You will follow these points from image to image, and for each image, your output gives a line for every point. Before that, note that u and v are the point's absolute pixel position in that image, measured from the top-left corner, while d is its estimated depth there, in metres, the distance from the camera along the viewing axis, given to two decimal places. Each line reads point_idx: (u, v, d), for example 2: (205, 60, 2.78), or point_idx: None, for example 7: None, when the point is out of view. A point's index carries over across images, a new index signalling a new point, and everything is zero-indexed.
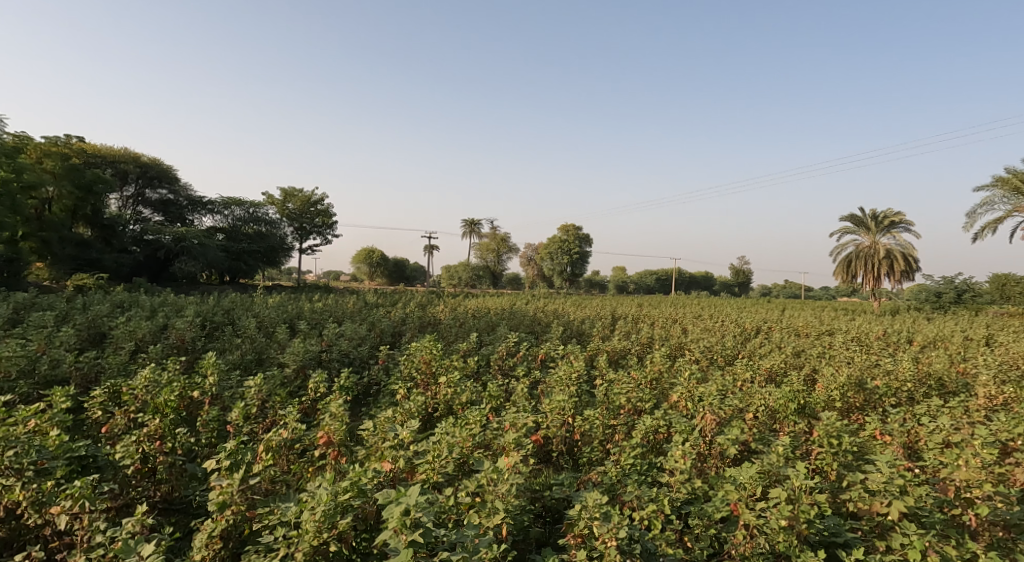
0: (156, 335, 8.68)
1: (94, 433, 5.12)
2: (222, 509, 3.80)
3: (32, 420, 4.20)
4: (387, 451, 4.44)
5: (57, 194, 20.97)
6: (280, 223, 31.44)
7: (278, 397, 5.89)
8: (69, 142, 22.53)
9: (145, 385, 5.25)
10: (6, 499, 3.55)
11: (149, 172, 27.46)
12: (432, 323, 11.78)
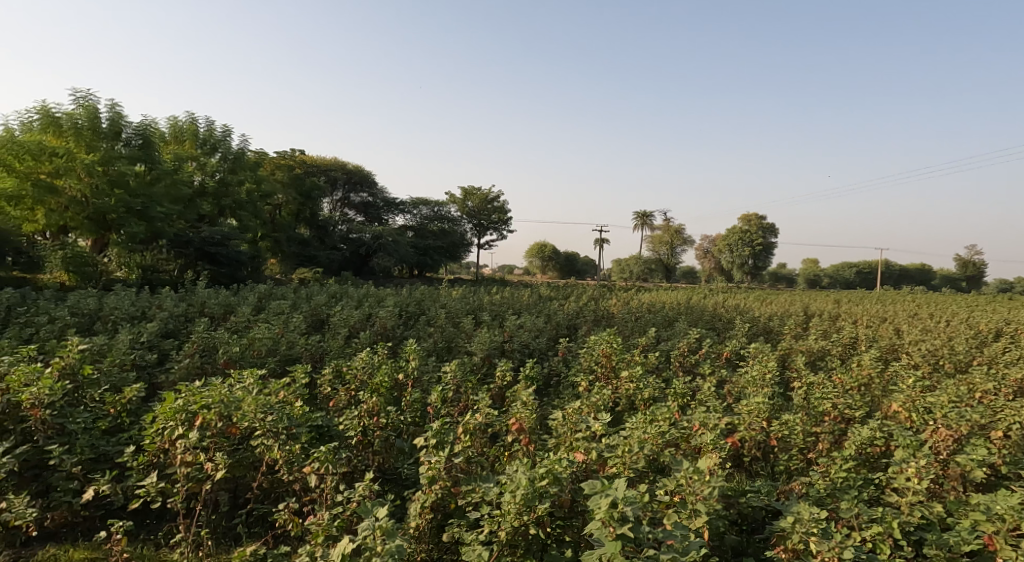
0: (364, 322, 9.78)
1: (324, 406, 5.94)
2: (431, 482, 4.14)
3: (282, 392, 4.93)
4: (579, 441, 4.51)
5: (285, 200, 24.70)
6: (461, 220, 33.61)
7: (470, 382, 6.31)
8: (293, 155, 26.31)
9: (363, 366, 5.97)
10: (269, 456, 4.18)
11: (353, 178, 31.03)
12: (607, 316, 11.75)
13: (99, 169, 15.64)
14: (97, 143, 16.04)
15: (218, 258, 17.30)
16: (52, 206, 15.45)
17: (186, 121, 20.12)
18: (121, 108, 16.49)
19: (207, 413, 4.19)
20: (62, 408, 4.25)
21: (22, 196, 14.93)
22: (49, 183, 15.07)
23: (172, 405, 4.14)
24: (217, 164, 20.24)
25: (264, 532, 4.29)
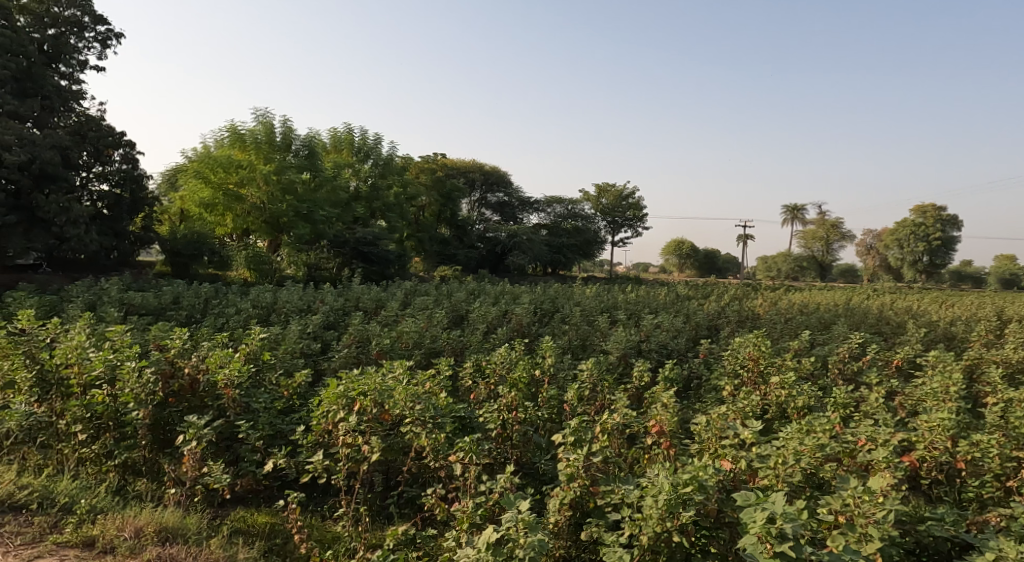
0: (501, 319, 10.04)
1: (466, 398, 6.17)
2: (570, 480, 4.13)
3: (428, 383, 5.19)
4: (727, 449, 4.24)
5: (428, 202, 26.15)
6: (595, 218, 33.36)
7: (606, 381, 6.20)
8: (436, 158, 27.77)
9: (501, 361, 6.11)
10: (417, 443, 4.41)
11: (490, 178, 32.08)
12: (753, 317, 10.98)
13: (274, 178, 17.71)
14: (272, 155, 18.29)
15: (371, 257, 18.61)
16: (239, 212, 17.85)
17: (343, 131, 22.04)
18: (292, 124, 18.64)
19: (363, 399, 4.49)
20: (248, 388, 4.82)
21: (215, 203, 17.29)
22: (237, 192, 17.43)
23: (335, 390, 4.52)
24: (369, 170, 21.98)
25: (413, 514, 4.57)
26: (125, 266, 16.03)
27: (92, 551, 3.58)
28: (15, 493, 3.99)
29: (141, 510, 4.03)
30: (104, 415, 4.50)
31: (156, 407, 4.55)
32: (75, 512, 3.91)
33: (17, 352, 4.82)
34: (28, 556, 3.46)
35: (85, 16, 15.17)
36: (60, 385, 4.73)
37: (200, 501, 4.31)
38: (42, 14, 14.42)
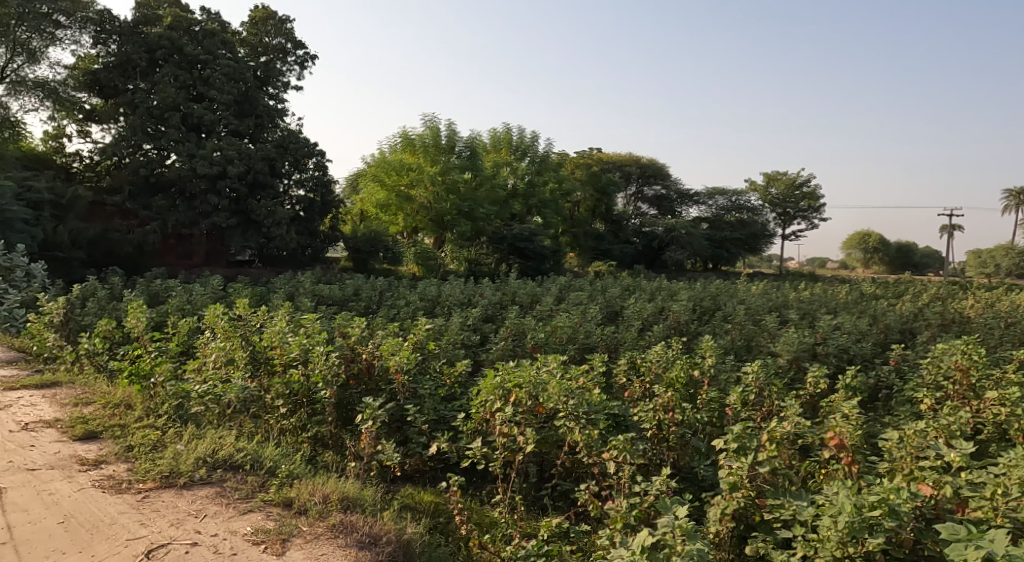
0: (657, 316, 9.72)
1: (620, 395, 6.05)
2: (732, 489, 3.85)
3: (581, 378, 5.16)
4: (927, 473, 3.66)
5: (583, 197, 26.16)
6: (762, 210, 30.95)
7: (776, 386, 5.68)
8: (592, 153, 27.63)
9: (657, 360, 5.90)
10: (570, 438, 4.41)
11: (647, 171, 31.18)
12: (961, 322, 9.40)
13: (439, 178, 18.81)
14: (438, 157, 19.45)
15: (527, 252, 19.31)
16: (409, 212, 19.38)
17: (502, 131, 22.82)
18: (456, 126, 19.64)
19: (518, 391, 4.60)
20: (415, 375, 5.19)
21: (389, 204, 19.04)
22: (407, 193, 18.92)
23: (492, 381, 4.69)
24: (526, 168, 22.54)
25: (568, 508, 4.62)
26: (317, 262, 18.21)
27: (289, 510, 4.09)
28: (233, 453, 4.69)
29: (328, 478, 4.51)
30: (299, 392, 5.13)
31: (340, 387, 5.07)
32: (277, 475, 4.49)
33: (236, 335, 5.67)
34: (242, 508, 4.05)
35: (288, 42, 17.41)
36: (266, 363, 5.49)
37: (375, 475, 4.72)
38: (256, 45, 16.89)
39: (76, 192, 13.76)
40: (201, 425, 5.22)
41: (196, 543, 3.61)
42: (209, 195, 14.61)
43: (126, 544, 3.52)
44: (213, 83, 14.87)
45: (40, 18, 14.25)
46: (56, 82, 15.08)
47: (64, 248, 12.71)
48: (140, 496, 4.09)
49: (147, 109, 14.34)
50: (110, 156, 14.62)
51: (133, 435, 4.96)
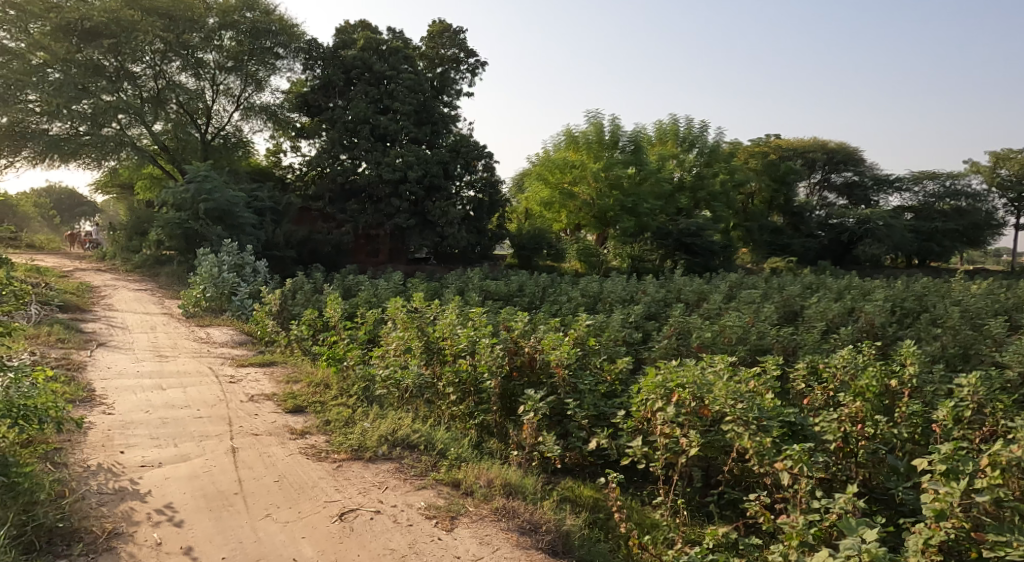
0: (845, 317, 8.70)
1: (798, 403, 5.53)
2: (939, 518, 3.30)
3: (752, 381, 4.80)
4: None
5: (758, 188, 24.26)
6: (987, 195, 26.18)
7: (1002, 403, 4.76)
8: (769, 140, 25.47)
9: (843, 365, 5.28)
10: (738, 444, 4.12)
11: (835, 157, 28.00)
12: None
13: (603, 175, 18.68)
14: (601, 153, 19.27)
15: (694, 248, 18.56)
16: (572, 209, 19.59)
17: (669, 123, 21.95)
18: (620, 121, 19.32)
19: (682, 391, 4.41)
20: (575, 370, 5.24)
21: (553, 202, 19.40)
22: (570, 190, 19.11)
23: (654, 380, 4.57)
24: (694, 160, 21.48)
25: (737, 518, 4.36)
26: (485, 259, 19.18)
27: (457, 490, 4.37)
28: (410, 434, 5.12)
29: (493, 464, 4.74)
30: (467, 381, 5.46)
31: (504, 378, 5.29)
32: (447, 457, 4.81)
33: (413, 326, 6.19)
34: (417, 484, 4.41)
35: (461, 52, 18.50)
36: (438, 353, 5.91)
37: (537, 466, 4.85)
38: (433, 58, 18.20)
39: (289, 200, 16.00)
40: (384, 406, 5.77)
41: (379, 511, 4.00)
42: (392, 198, 16.05)
43: (324, 504, 4.03)
44: (396, 96, 16.33)
45: (265, 51, 16.96)
46: (275, 105, 17.80)
47: (280, 248, 14.87)
48: (335, 465, 4.65)
49: (343, 124, 16.25)
50: (316, 167, 16.81)
51: (330, 411, 5.65)
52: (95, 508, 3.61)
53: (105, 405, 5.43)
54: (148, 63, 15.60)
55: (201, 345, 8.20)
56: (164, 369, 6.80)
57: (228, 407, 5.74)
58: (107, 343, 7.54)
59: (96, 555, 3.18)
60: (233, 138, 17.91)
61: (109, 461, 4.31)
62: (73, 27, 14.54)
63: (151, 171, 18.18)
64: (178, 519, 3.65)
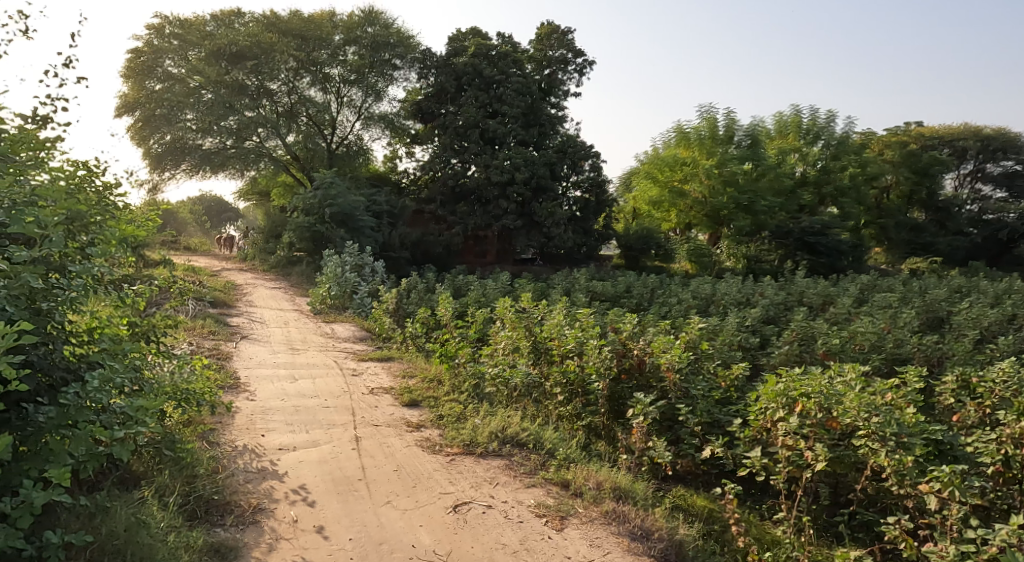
0: (1004, 326, 7.69)
1: (946, 419, 4.96)
2: None
3: (888, 393, 4.38)
4: None
5: (895, 181, 22.07)
6: None
7: None
8: (909, 129, 23.07)
9: (1002, 379, 4.68)
10: (872, 461, 3.79)
11: (992, 144, 24.86)
12: None
13: (716, 171, 17.90)
14: (715, 149, 18.39)
15: (818, 248, 17.45)
16: (682, 208, 19.02)
17: (791, 114, 20.51)
18: (735, 114, 18.36)
19: (806, 401, 4.13)
20: (688, 375, 5.07)
21: (662, 201, 18.93)
22: (681, 188, 18.54)
23: (774, 388, 4.31)
24: (819, 153, 19.93)
25: (871, 542, 4.01)
26: (591, 259, 19.06)
27: (567, 491, 4.38)
28: (519, 432, 5.21)
29: (602, 466, 4.71)
30: (574, 382, 5.46)
31: (612, 381, 5.22)
32: (556, 457, 4.84)
33: (521, 326, 6.28)
34: (527, 482, 4.48)
35: (569, 52, 18.51)
36: (546, 353, 5.96)
37: (647, 471, 4.75)
38: (541, 60, 18.33)
39: (404, 203, 16.84)
40: (493, 404, 5.90)
41: (491, 506, 4.12)
42: (500, 200, 16.37)
43: (439, 496, 4.20)
44: (505, 99, 16.65)
45: (384, 63, 17.98)
46: (393, 113, 18.80)
47: (395, 249, 15.69)
48: (449, 458, 4.84)
49: (455, 129, 16.83)
50: (429, 171, 17.57)
51: (443, 406, 5.88)
52: (242, 484, 4.01)
53: (248, 392, 6.02)
54: (283, 80, 17.16)
55: (327, 340, 8.85)
56: (297, 361, 7.43)
57: (351, 399, 6.15)
58: (249, 336, 8.36)
59: (244, 527, 3.54)
60: (355, 146, 19.12)
61: (252, 443, 4.78)
62: (222, 51, 16.27)
63: (285, 179, 19.90)
64: (311, 500, 3.98)
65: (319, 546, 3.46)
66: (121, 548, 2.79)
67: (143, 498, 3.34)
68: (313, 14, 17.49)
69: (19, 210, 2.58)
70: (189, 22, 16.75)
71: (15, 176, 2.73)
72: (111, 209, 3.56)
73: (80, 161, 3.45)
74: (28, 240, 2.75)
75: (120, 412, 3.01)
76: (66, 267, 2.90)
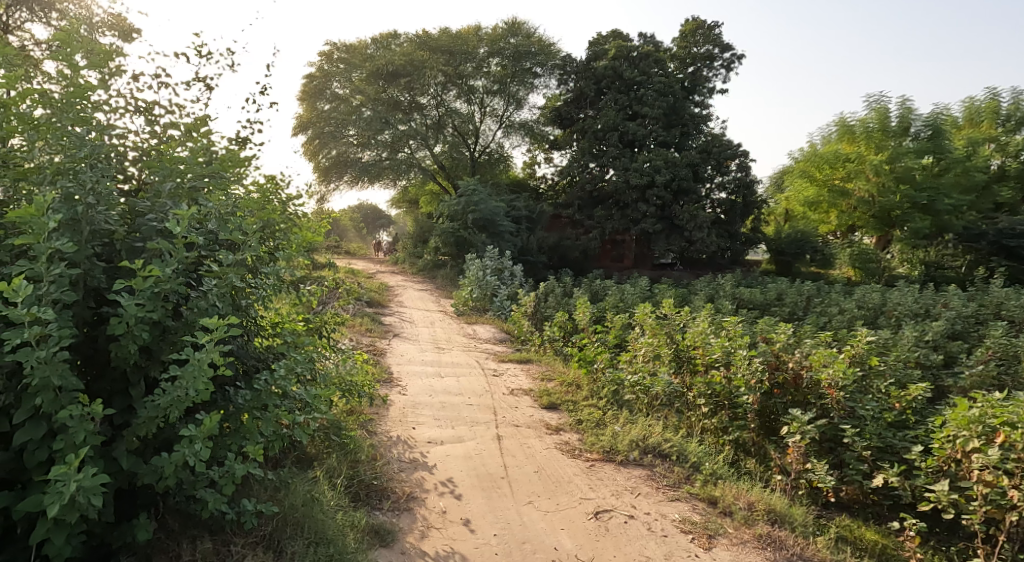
0: None
1: None
2: None
3: None
4: None
5: None
6: None
7: None
8: None
9: None
10: None
11: None
12: None
13: (886, 167, 15.90)
14: (885, 142, 16.31)
15: (1019, 253, 15.02)
16: (844, 208, 17.37)
17: (984, 99, 17.79)
18: (911, 102, 16.23)
19: (1010, 431, 3.54)
20: (853, 393, 4.59)
21: (821, 202, 17.53)
22: (843, 188, 17.01)
23: (965, 413, 3.76)
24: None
25: None
26: (737, 264, 18.01)
27: (714, 509, 4.17)
28: (661, 442, 5.03)
29: (753, 486, 4.41)
30: (720, 394, 5.16)
31: (764, 395, 4.86)
32: (701, 471, 4.62)
33: (661, 333, 6.07)
34: (671, 495, 4.32)
35: (715, 48, 17.67)
36: (689, 362, 5.71)
37: (805, 496, 4.37)
38: (685, 57, 17.68)
39: (543, 208, 17.14)
40: (633, 411, 5.75)
41: (633, 516, 4.03)
42: (639, 203, 15.95)
43: (580, 501, 4.20)
44: (646, 100, 16.28)
45: (525, 72, 18.47)
46: (533, 121, 19.35)
47: (533, 253, 16.01)
48: (589, 464, 4.82)
49: (593, 133, 16.78)
50: (567, 176, 17.66)
51: (582, 411, 5.86)
52: (397, 473, 4.30)
53: (400, 387, 6.47)
54: (432, 94, 18.32)
55: (469, 340, 9.24)
56: (442, 359, 7.85)
57: (493, 398, 6.36)
58: (400, 334, 8.98)
59: (399, 513, 3.79)
60: (496, 154, 19.80)
61: (405, 434, 5.11)
62: (381, 71, 17.72)
63: (432, 187, 21.18)
64: (457, 493, 4.17)
65: (466, 538, 3.61)
66: (300, 520, 3.13)
67: (315, 477, 3.71)
68: (461, 29, 18.38)
69: (226, 219, 2.97)
70: (353, 47, 18.51)
71: (223, 191, 3.14)
72: (292, 218, 3.97)
73: (269, 176, 3.87)
74: (231, 245, 3.16)
75: (299, 398, 3.37)
76: (259, 269, 3.30)
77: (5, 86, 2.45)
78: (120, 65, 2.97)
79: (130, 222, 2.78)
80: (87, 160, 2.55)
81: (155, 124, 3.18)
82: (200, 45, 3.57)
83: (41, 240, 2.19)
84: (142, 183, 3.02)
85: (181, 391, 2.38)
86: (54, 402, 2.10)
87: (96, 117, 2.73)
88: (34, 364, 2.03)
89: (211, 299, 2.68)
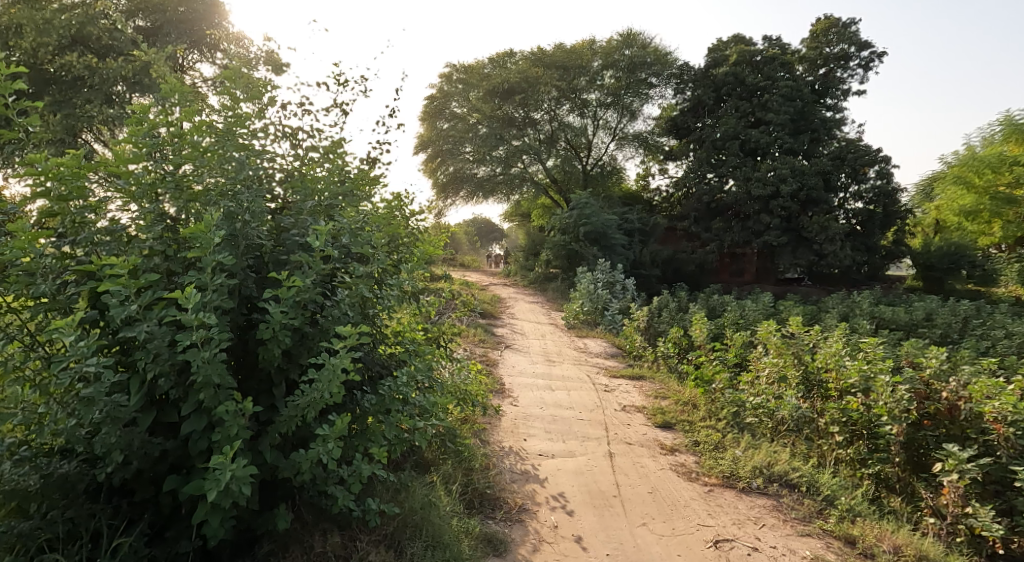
0: None
1: None
2: None
3: None
4: None
5: None
6: None
7: None
8: None
9: None
10: None
11: None
12: None
13: None
14: None
15: None
16: (1011, 218, 15.30)
17: None
18: None
19: None
20: None
21: (981, 211, 15.62)
22: (1009, 195, 15.02)
23: None
24: None
25: None
26: (875, 280, 16.43)
27: (852, 549, 3.79)
28: (789, 472, 4.65)
29: (898, 527, 3.96)
30: (858, 422, 4.69)
31: (909, 425, 4.37)
32: (836, 506, 4.22)
33: (788, 353, 5.65)
34: (800, 530, 3.99)
35: (851, 47, 16.34)
36: (821, 387, 5.28)
37: (964, 544, 3.84)
38: (816, 59, 16.52)
39: (656, 221, 16.73)
40: (756, 436, 5.38)
41: (757, 549, 3.76)
42: (762, 215, 15.05)
43: (697, 527, 3.99)
44: (771, 106, 15.39)
45: (640, 83, 18.19)
46: (647, 131, 18.99)
47: (646, 266, 15.79)
48: (707, 489, 4.57)
49: (711, 142, 16.14)
50: (682, 188, 17.09)
51: (699, 432, 5.58)
52: (510, 483, 4.35)
53: (512, 397, 6.57)
54: (546, 109, 18.60)
55: (580, 354, 9.17)
56: (553, 372, 7.86)
57: (605, 414, 6.25)
58: (512, 346, 9.14)
59: (511, 523, 3.83)
60: (609, 166, 19.61)
61: (516, 445, 5.17)
62: (496, 89, 18.34)
63: (544, 201, 21.42)
64: (569, 509, 4.12)
65: (578, 555, 3.57)
66: (419, 523, 3.25)
67: (432, 482, 3.85)
68: (575, 44, 18.48)
69: (358, 234, 3.18)
70: (470, 67, 19.20)
71: (355, 208, 3.37)
72: (415, 233, 4.17)
73: (395, 193, 4.10)
74: (362, 258, 3.36)
75: (419, 405, 3.50)
76: (385, 280, 3.49)
77: (182, 119, 2.81)
78: (271, 96, 3.30)
79: (277, 237, 3.07)
80: (243, 182, 2.86)
81: (298, 147, 3.49)
82: (338, 74, 3.88)
83: (206, 253, 2.47)
84: (286, 202, 3.30)
85: (317, 393, 2.56)
86: (213, 397, 2.35)
87: (252, 144, 3.06)
88: (200, 363, 2.28)
89: (342, 308, 2.87)
